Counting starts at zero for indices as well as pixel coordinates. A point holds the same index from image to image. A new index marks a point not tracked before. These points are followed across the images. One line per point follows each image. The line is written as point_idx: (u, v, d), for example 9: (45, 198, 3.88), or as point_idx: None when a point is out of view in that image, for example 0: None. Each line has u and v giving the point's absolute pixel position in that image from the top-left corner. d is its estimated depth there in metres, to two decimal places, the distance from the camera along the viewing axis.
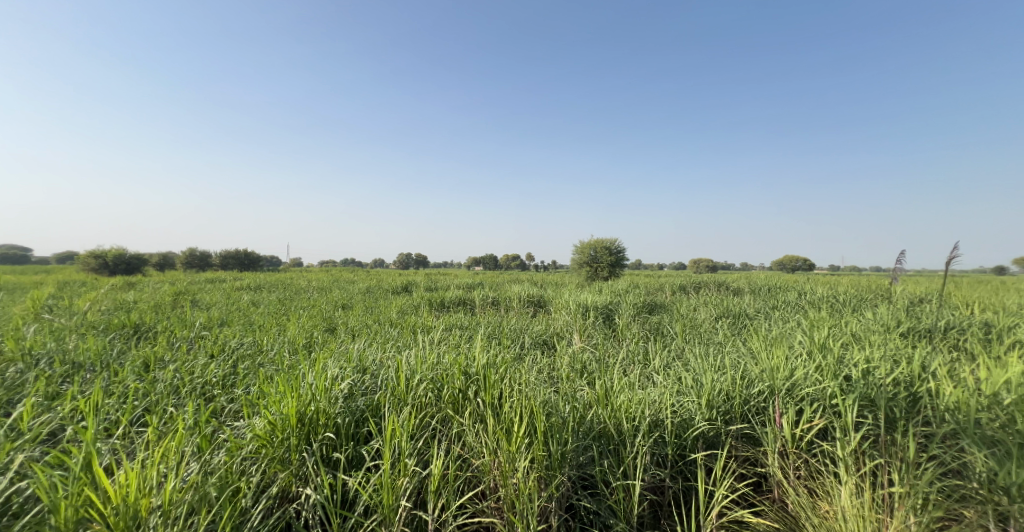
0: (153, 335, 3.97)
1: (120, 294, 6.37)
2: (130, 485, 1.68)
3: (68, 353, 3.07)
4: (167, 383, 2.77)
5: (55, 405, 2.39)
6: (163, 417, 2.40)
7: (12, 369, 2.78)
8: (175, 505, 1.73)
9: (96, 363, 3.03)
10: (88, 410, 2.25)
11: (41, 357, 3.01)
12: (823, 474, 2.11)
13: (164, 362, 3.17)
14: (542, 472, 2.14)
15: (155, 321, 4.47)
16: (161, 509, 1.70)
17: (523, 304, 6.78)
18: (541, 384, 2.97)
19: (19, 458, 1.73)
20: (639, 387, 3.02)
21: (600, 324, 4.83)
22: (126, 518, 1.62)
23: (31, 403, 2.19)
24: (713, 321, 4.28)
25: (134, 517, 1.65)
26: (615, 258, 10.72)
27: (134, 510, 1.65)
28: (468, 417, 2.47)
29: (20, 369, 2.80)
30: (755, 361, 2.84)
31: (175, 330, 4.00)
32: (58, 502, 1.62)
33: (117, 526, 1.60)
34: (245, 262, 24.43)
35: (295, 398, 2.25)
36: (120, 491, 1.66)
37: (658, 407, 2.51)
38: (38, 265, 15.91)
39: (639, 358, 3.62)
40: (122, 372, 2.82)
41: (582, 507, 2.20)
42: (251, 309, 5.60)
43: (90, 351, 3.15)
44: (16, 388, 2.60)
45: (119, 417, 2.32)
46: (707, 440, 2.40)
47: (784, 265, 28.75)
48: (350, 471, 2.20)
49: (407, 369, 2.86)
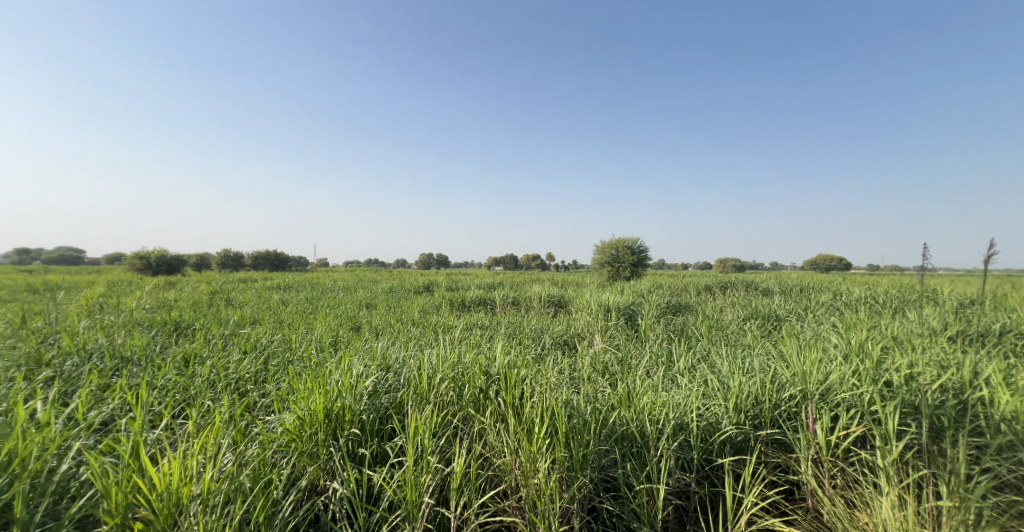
0: (193, 332, 4.12)
1: (160, 293, 6.66)
2: (173, 473, 1.73)
3: (117, 347, 3.21)
4: (205, 377, 2.86)
5: (106, 397, 2.50)
6: (202, 410, 2.49)
7: (68, 363, 2.93)
8: (213, 494, 1.78)
9: (142, 357, 3.16)
10: (135, 402, 2.35)
11: (94, 350, 3.17)
12: (861, 484, 2.02)
13: (202, 358, 3.28)
14: (563, 473, 2.11)
15: (194, 318, 4.64)
16: (201, 497, 1.75)
17: (544, 304, 6.76)
18: (563, 384, 2.95)
19: (75, 447, 1.81)
20: (664, 390, 2.96)
21: (622, 324, 4.77)
22: (169, 505, 1.68)
23: (86, 396, 2.30)
24: (740, 322, 4.17)
25: (177, 504, 1.70)
26: (637, 258, 10.55)
27: (176, 497, 1.70)
28: (489, 417, 2.46)
29: (75, 363, 2.96)
30: (786, 364, 2.74)
31: (212, 327, 4.14)
32: (110, 486, 1.69)
33: (161, 514, 1.65)
34: (275, 263, 25.28)
35: (322, 394, 2.29)
36: (164, 479, 1.71)
37: (683, 410, 2.46)
38: (87, 265, 16.93)
39: (662, 360, 3.56)
40: (165, 366, 2.94)
41: (604, 509, 2.16)
42: (280, 309, 5.64)
43: (136, 345, 3.28)
44: (71, 382, 2.73)
45: (162, 409, 2.41)
46: (735, 445, 2.33)
47: (815, 265, 27.88)
48: (375, 467, 2.22)
49: (429, 368, 2.87)
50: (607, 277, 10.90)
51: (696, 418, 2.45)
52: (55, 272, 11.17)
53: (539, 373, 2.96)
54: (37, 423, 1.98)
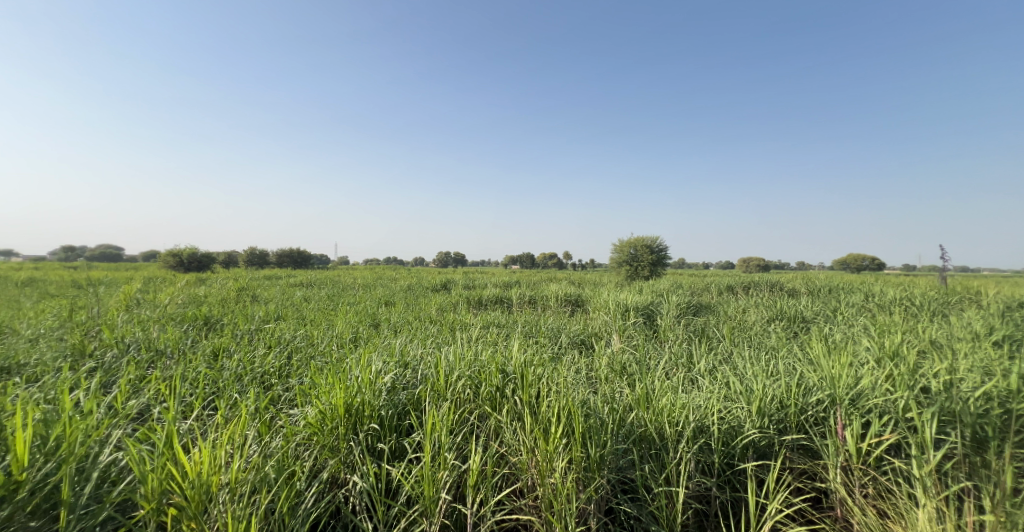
0: (221, 327, 4.23)
1: (190, 289, 6.88)
2: (203, 462, 1.76)
3: (152, 340, 3.32)
4: (232, 370, 2.93)
5: (142, 388, 2.59)
6: (230, 402, 2.54)
7: (108, 354, 3.05)
8: (240, 483, 1.80)
9: (175, 350, 3.25)
10: (167, 393, 2.42)
11: (131, 343, 3.28)
12: (894, 494, 1.94)
13: (230, 351, 3.36)
14: (580, 473, 2.09)
15: (223, 313, 4.78)
16: (229, 486, 1.78)
17: (560, 303, 6.72)
18: (581, 384, 2.91)
19: (116, 434, 1.87)
20: (684, 392, 2.90)
21: (641, 325, 4.71)
22: (200, 492, 1.71)
23: (123, 387, 2.37)
24: (764, 324, 4.06)
25: (206, 492, 1.73)
26: (657, 258, 10.41)
27: (206, 486, 1.73)
28: (505, 415, 2.45)
29: (115, 354, 3.07)
30: (814, 367, 2.64)
31: (239, 322, 4.24)
32: (146, 473, 1.74)
33: (191, 502, 1.69)
34: (298, 261, 25.79)
35: (342, 389, 2.31)
36: (194, 467, 1.74)
37: (704, 412, 2.40)
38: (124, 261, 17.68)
39: (682, 361, 3.49)
40: (196, 359, 3.02)
41: (622, 511, 2.13)
42: (303, 305, 5.73)
43: (170, 338, 3.38)
44: (111, 373, 2.84)
45: (193, 400, 2.48)
46: (758, 449, 2.27)
47: (845, 265, 27.02)
48: (393, 462, 2.23)
49: (446, 366, 2.87)
50: (625, 277, 10.78)
51: (718, 420, 2.40)
52: (96, 268, 11.74)
53: (557, 373, 2.94)
54: (82, 411, 2.06)
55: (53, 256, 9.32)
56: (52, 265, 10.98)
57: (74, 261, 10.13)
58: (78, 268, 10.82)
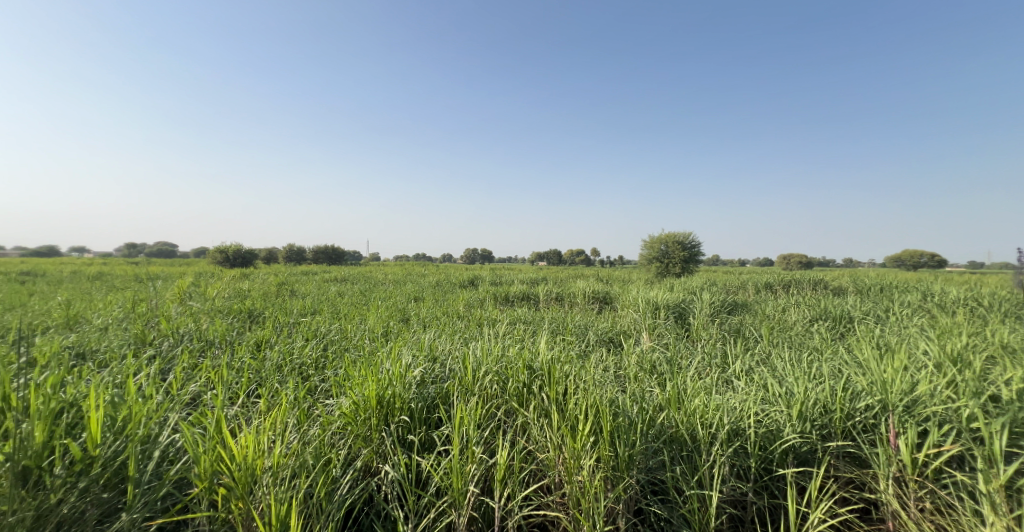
0: (263, 319, 4.38)
1: (233, 283, 7.19)
2: (248, 446, 1.82)
3: (203, 331, 3.48)
4: (273, 360, 3.01)
5: (194, 375, 2.70)
6: (272, 391, 2.62)
7: (165, 343, 3.21)
8: (282, 468, 1.84)
9: (223, 340, 3.39)
10: (215, 380, 2.52)
11: (186, 333, 3.45)
12: (956, 510, 1.81)
13: (272, 343, 3.47)
14: (608, 472, 2.04)
15: (265, 307, 4.96)
16: (272, 469, 1.82)
17: (588, 300, 6.64)
18: (609, 382, 2.85)
19: (174, 417, 1.95)
20: (718, 393, 2.80)
21: (672, 323, 4.58)
22: (246, 474, 1.76)
23: (177, 373, 2.50)
24: (807, 324, 3.87)
25: (252, 475, 1.78)
26: (690, 254, 10.12)
27: (252, 469, 1.78)
28: (532, 411, 2.42)
29: (171, 344, 3.24)
30: (863, 371, 2.49)
31: (280, 316, 4.39)
32: (199, 454, 1.80)
33: (238, 483, 1.74)
34: (333, 257, 26.53)
35: (375, 381, 2.33)
36: (241, 451, 1.79)
37: (739, 415, 2.32)
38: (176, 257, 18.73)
39: (716, 362, 3.38)
40: (243, 349, 3.14)
41: (651, 512, 2.07)
42: (337, 300, 5.88)
43: (219, 329, 3.53)
44: (168, 360, 2.99)
45: (239, 388, 2.57)
46: (799, 455, 2.16)
47: (903, 262, 25.32)
48: (423, 454, 2.24)
49: (474, 361, 2.87)
50: (656, 274, 10.54)
51: (754, 424, 2.30)
52: (153, 263, 12.49)
53: (584, 370, 2.89)
54: (143, 395, 2.16)
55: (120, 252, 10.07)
56: (116, 260, 11.81)
57: (138, 256, 10.94)
58: (137, 265, 11.54)
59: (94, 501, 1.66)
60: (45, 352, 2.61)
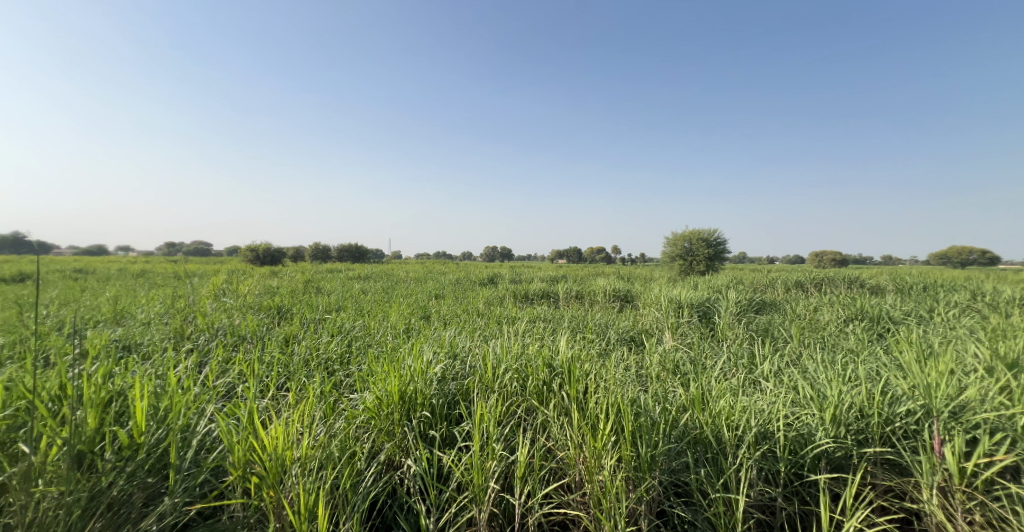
0: (291, 315, 4.48)
1: (263, 280, 7.40)
2: (278, 437, 1.84)
3: (236, 327, 3.58)
4: (300, 355, 3.07)
5: (228, 368, 2.77)
6: (300, 385, 2.67)
7: (202, 337, 3.31)
8: (309, 459, 1.86)
9: (255, 335, 3.47)
10: (246, 374, 2.58)
11: (220, 327, 3.55)
12: (1009, 524, 1.70)
13: (299, 338, 3.54)
14: (629, 473, 1.99)
15: (293, 303, 5.07)
16: (300, 460, 1.83)
17: (608, 298, 6.56)
18: (629, 381, 2.80)
19: (211, 408, 2.01)
20: (745, 394, 2.72)
21: (696, 322, 4.47)
22: (277, 465, 1.78)
23: (212, 366, 2.57)
24: (841, 324, 3.71)
25: (282, 466, 1.80)
26: (715, 251, 9.89)
27: (281, 460, 1.80)
28: (552, 410, 2.38)
29: (207, 337, 3.33)
30: (904, 374, 2.37)
31: (307, 312, 4.48)
32: (233, 443, 1.83)
33: (269, 473, 1.76)
34: (356, 255, 26.98)
35: (397, 377, 2.34)
36: (271, 441, 1.82)
37: (768, 417, 2.24)
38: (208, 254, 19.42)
39: (743, 363, 3.28)
40: (273, 344, 3.21)
41: (675, 515, 2.02)
42: (360, 297, 5.97)
43: (251, 325, 3.62)
44: (205, 353, 3.08)
45: (270, 382, 2.62)
46: (832, 461, 2.07)
47: (951, 260, 23.96)
48: (444, 449, 2.24)
49: (494, 358, 2.85)
50: (679, 272, 10.35)
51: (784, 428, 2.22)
52: (190, 260, 13.02)
53: (604, 369, 2.84)
54: (181, 387, 2.23)
55: (160, 251, 10.53)
56: (156, 258, 12.36)
57: (177, 254, 11.42)
58: (177, 262, 12.07)
59: (140, 485, 1.71)
60: (92, 343, 2.72)
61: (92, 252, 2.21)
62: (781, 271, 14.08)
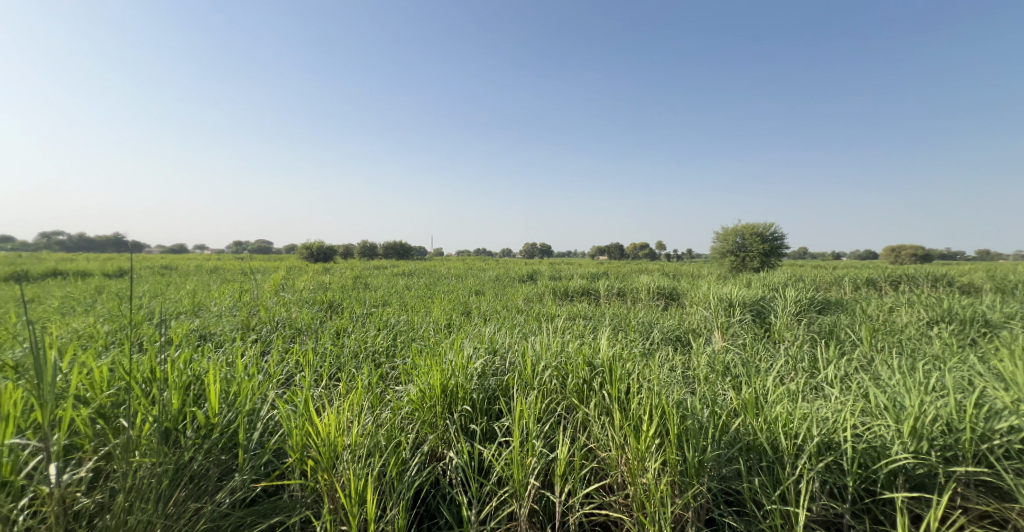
0: (341, 309, 4.62)
1: (316, 276, 7.71)
2: (330, 424, 1.85)
3: (294, 320, 3.73)
4: (351, 347, 3.14)
5: (286, 358, 2.87)
6: (349, 376, 2.72)
7: (265, 329, 3.47)
8: (359, 447, 1.85)
9: (310, 327, 3.59)
10: (302, 364, 2.66)
11: (279, 320, 3.71)
12: None
13: (350, 330, 3.63)
14: (675, 477, 1.86)
15: (343, 298, 5.23)
16: (351, 447, 1.83)
17: (652, 295, 6.32)
18: (674, 382, 2.64)
19: (273, 395, 2.09)
20: (806, 400, 2.50)
21: (750, 323, 4.20)
22: (329, 452, 1.80)
23: (274, 355, 2.67)
24: (921, 326, 3.35)
25: (334, 453, 1.81)
26: (771, 246, 9.33)
27: (333, 447, 1.82)
28: (593, 408, 2.28)
29: (269, 329, 3.49)
30: (1004, 385, 2.09)
31: (356, 306, 4.60)
32: (292, 428, 1.88)
33: (323, 457, 1.79)
34: (400, 253, 27.72)
35: (438, 371, 2.32)
36: (324, 427, 1.84)
37: (833, 427, 2.05)
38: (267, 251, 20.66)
39: (804, 366, 3.03)
40: (326, 336, 3.30)
41: (725, 524, 1.88)
42: (404, 292, 6.08)
43: (307, 319, 3.76)
44: (268, 343, 3.22)
45: (323, 371, 2.68)
46: (912, 478, 1.86)
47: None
48: (485, 444, 2.18)
49: (533, 355, 2.78)
50: (730, 268, 9.83)
51: (852, 439, 2.02)
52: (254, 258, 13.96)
53: (648, 369, 2.70)
54: (247, 374, 2.33)
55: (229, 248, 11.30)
56: (225, 255, 13.33)
57: (243, 252, 12.25)
58: (241, 258, 12.92)
59: (215, 461, 1.79)
60: (177, 332, 2.92)
61: (177, 249, 2.35)
62: (846, 268, 13.00)
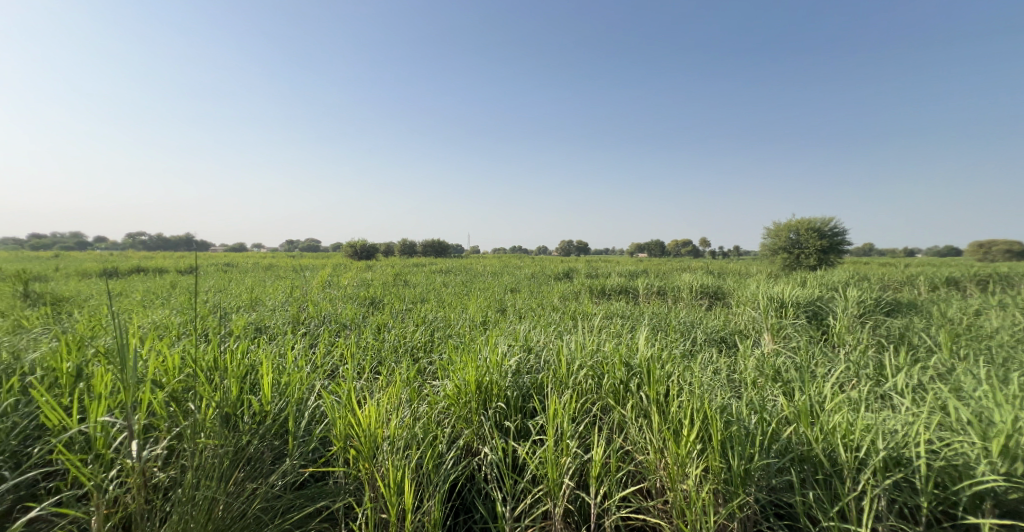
0: (381, 304, 4.69)
1: (359, 273, 7.90)
2: (371, 416, 1.82)
3: (339, 315, 3.80)
4: (391, 342, 3.14)
5: (331, 350, 2.91)
6: (389, 370, 2.71)
7: (313, 323, 3.55)
8: (399, 439, 1.80)
9: (354, 322, 3.65)
10: (345, 357, 2.68)
11: (325, 315, 3.79)
12: None
13: (390, 326, 3.64)
14: (718, 485, 1.72)
15: (384, 294, 5.30)
16: (390, 440, 1.79)
17: (695, 294, 6.03)
18: (718, 386, 2.46)
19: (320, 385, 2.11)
20: (869, 410, 2.25)
21: (806, 325, 3.90)
22: (370, 442, 1.77)
23: (320, 347, 2.71)
24: (1013, 332, 2.98)
25: (374, 444, 1.78)
26: (830, 242, 8.73)
27: (374, 438, 1.79)
28: (630, 410, 2.14)
29: (317, 323, 3.56)
30: None
31: (396, 302, 4.65)
32: (336, 418, 1.88)
33: (364, 447, 1.77)
34: (439, 250, 28.15)
35: (473, 367, 2.26)
36: (365, 418, 1.81)
37: (905, 440, 1.83)
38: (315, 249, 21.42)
39: (869, 373, 2.75)
40: (368, 331, 3.34)
41: None
42: (442, 289, 6.10)
43: (351, 314, 3.83)
44: (315, 336, 3.29)
45: (365, 365, 2.68)
46: (1003, 503, 1.62)
47: None
48: (519, 441, 2.10)
49: (567, 353, 2.67)
50: (783, 266, 9.27)
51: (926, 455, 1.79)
52: (305, 256, 14.60)
53: (689, 371, 2.52)
54: (296, 365, 2.37)
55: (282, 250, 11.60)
56: (278, 254, 14.02)
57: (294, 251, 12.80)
58: (292, 255, 13.54)
59: (269, 445, 1.81)
60: (236, 324, 3.02)
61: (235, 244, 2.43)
62: (919, 265, 11.84)
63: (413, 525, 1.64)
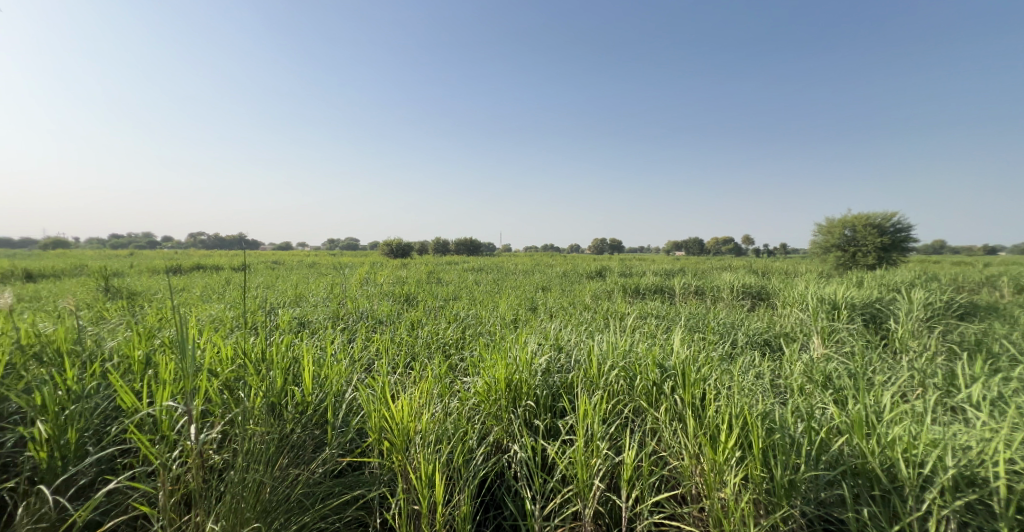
0: (415, 301, 4.69)
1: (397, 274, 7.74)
2: (404, 410, 1.75)
3: (375, 311, 3.82)
4: (424, 338, 3.11)
5: (368, 345, 2.90)
6: (420, 366, 2.68)
7: (351, 318, 3.58)
8: (430, 433, 1.74)
9: (391, 318, 3.65)
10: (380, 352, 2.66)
11: (362, 311, 3.81)
12: None
13: (424, 322, 3.62)
14: (759, 495, 1.56)
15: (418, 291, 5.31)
16: (422, 434, 1.72)
17: (737, 295, 5.72)
18: (761, 392, 2.27)
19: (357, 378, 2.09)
20: (937, 422, 2.01)
21: (861, 329, 3.59)
22: (403, 433, 1.72)
23: (357, 342, 2.70)
24: None
25: (406, 437, 1.72)
26: (891, 240, 8.11)
27: (406, 431, 1.73)
28: (663, 413, 1.99)
29: (355, 319, 3.58)
30: None
31: (430, 299, 4.63)
32: (371, 412, 1.84)
33: (397, 439, 1.71)
34: (472, 247, 28.32)
35: (504, 365, 2.18)
36: (398, 412, 1.75)
37: (981, 458, 1.60)
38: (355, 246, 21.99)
39: (936, 383, 2.48)
40: (402, 327, 3.32)
41: None
42: (473, 287, 6.06)
43: (386, 311, 3.83)
44: (352, 332, 3.31)
45: (400, 360, 2.65)
46: None
47: None
48: (549, 441, 2.01)
49: (598, 352, 2.53)
50: (837, 265, 8.71)
51: (1008, 475, 1.57)
52: (346, 254, 15.04)
53: (727, 375, 2.34)
54: (336, 359, 2.36)
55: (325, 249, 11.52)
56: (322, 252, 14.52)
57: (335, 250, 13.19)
58: (333, 254, 13.96)
59: (311, 434, 1.80)
60: (281, 318, 3.08)
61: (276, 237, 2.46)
62: (999, 266, 10.81)
63: (443, 519, 1.58)
